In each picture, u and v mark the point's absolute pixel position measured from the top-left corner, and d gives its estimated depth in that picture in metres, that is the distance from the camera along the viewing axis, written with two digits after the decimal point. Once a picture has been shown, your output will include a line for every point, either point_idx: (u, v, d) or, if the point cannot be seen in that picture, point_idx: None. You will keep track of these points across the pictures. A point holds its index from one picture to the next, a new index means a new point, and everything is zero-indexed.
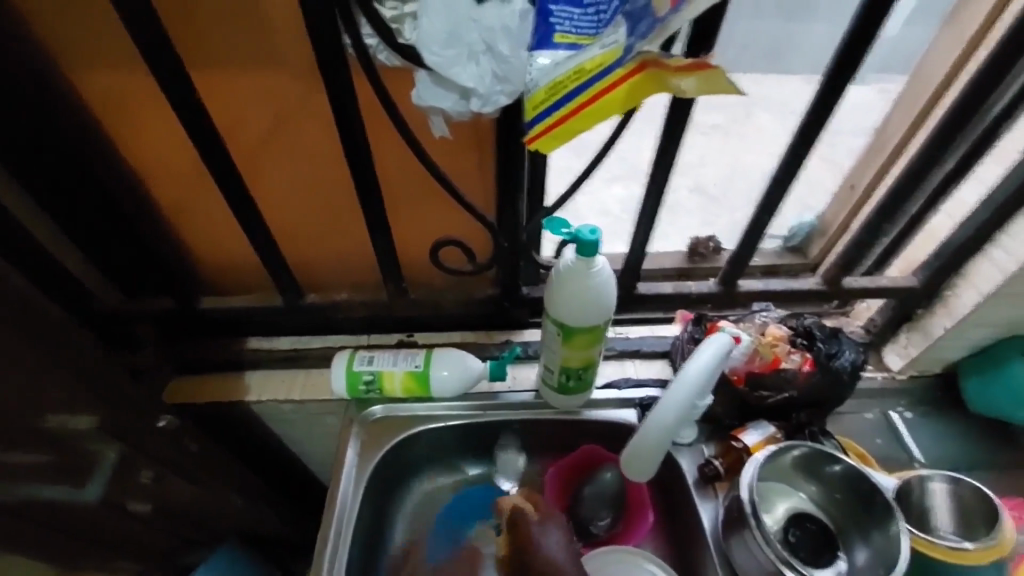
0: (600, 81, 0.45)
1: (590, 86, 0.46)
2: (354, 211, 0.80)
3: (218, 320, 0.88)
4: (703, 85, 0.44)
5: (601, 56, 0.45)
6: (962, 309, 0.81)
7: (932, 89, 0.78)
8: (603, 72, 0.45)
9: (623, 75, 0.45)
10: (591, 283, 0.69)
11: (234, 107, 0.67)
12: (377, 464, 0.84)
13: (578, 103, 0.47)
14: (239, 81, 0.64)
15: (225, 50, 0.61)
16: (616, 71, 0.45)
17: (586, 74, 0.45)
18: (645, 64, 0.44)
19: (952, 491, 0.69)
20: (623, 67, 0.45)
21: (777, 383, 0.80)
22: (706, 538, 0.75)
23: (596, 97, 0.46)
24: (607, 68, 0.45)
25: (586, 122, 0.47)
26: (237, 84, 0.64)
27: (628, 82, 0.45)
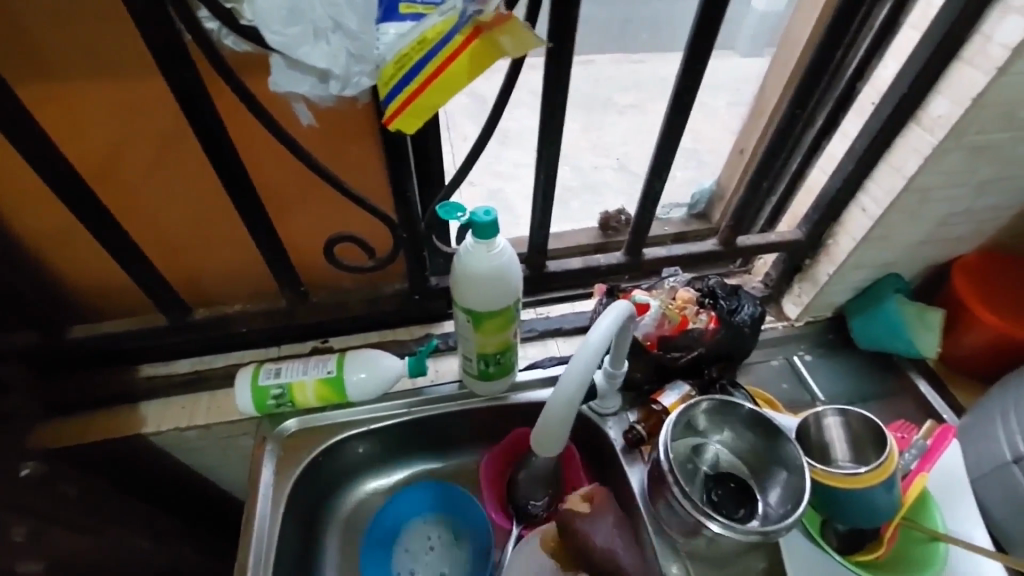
0: (440, 50, 0.44)
1: (433, 57, 0.44)
2: (236, 217, 0.74)
3: (101, 351, 0.81)
4: (521, 41, 0.43)
5: (441, 23, 0.44)
6: (842, 255, 0.87)
7: (798, 52, 0.83)
8: (442, 41, 0.44)
9: (461, 41, 0.43)
10: (490, 265, 0.68)
11: (71, 115, 0.60)
12: (298, 479, 0.80)
13: (424, 76, 0.45)
14: (70, 84, 0.57)
15: (46, 51, 0.54)
16: (454, 39, 0.43)
17: (428, 45, 0.44)
18: (480, 28, 0.43)
19: (844, 422, 0.74)
20: (460, 33, 0.43)
21: (686, 343, 0.83)
22: (636, 500, 0.77)
23: (440, 67, 0.44)
24: (445, 36, 0.44)
25: (432, 98, 0.46)
26: (69, 89, 0.58)
27: (466, 48, 0.43)
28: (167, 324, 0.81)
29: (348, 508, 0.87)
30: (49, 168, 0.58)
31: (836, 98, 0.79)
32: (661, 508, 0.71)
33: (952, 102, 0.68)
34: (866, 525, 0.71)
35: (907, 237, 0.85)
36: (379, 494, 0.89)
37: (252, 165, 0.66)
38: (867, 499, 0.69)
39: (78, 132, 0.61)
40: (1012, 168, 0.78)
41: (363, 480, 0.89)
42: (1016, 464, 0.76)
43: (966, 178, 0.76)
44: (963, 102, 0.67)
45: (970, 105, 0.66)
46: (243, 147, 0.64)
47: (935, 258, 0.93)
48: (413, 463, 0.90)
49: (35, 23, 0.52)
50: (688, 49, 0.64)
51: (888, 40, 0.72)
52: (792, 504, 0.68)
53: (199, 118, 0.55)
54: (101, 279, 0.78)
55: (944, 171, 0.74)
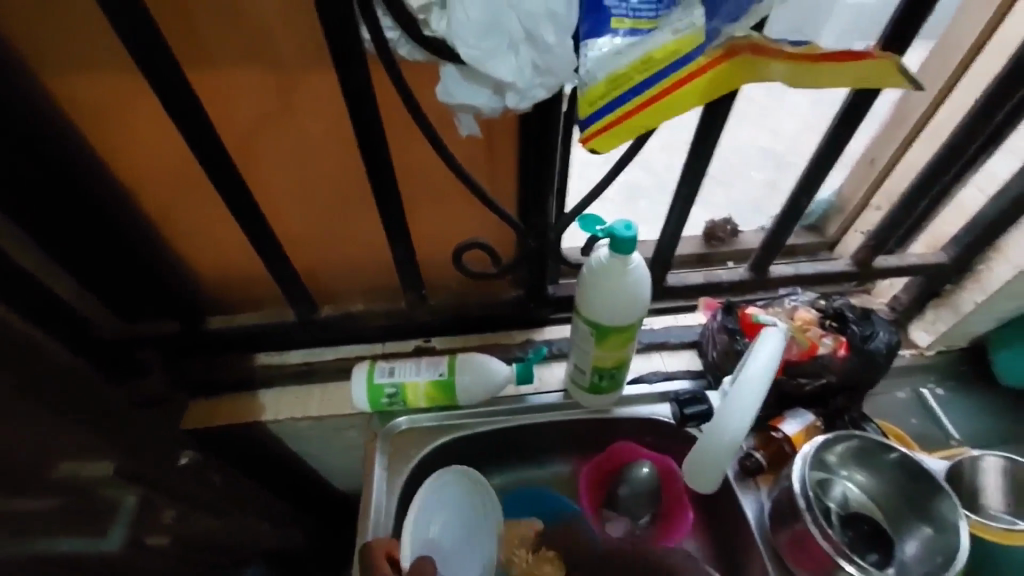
0: (677, 70, 0.42)
1: (663, 78, 0.43)
2: (370, 216, 0.75)
3: (228, 339, 0.84)
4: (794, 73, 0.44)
5: (675, 41, 0.42)
6: (996, 283, 0.79)
7: (963, 55, 0.74)
8: (680, 61, 0.42)
9: (702, 63, 0.43)
10: (627, 282, 0.66)
11: (238, 111, 0.61)
12: (407, 478, 0.81)
13: (647, 97, 0.43)
14: (244, 79, 0.58)
15: (227, 47, 0.56)
16: (695, 60, 0.42)
17: (655, 64, 0.42)
18: (734, 49, 0.43)
19: (1007, 475, 0.68)
20: (704, 56, 0.43)
21: (814, 369, 0.78)
22: (753, 532, 0.74)
23: (669, 89, 0.43)
24: (685, 55, 0.42)
25: (654, 117, 0.44)
26: (240, 84, 0.59)
27: (709, 71, 0.43)
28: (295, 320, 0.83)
29: None
30: (214, 167, 0.60)
31: (1015, 103, 0.68)
32: (788, 544, 0.67)
33: None
34: None
35: None
36: None
37: (399, 168, 0.66)
38: None
39: (244, 128, 0.63)
40: None
41: None
42: None
43: None
44: None
45: None
46: (394, 151, 0.64)
47: None
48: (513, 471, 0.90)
49: (223, 27, 0.54)
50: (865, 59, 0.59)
51: None
52: (944, 559, 0.63)
53: (362, 124, 0.55)
54: (234, 268, 0.80)
55: None
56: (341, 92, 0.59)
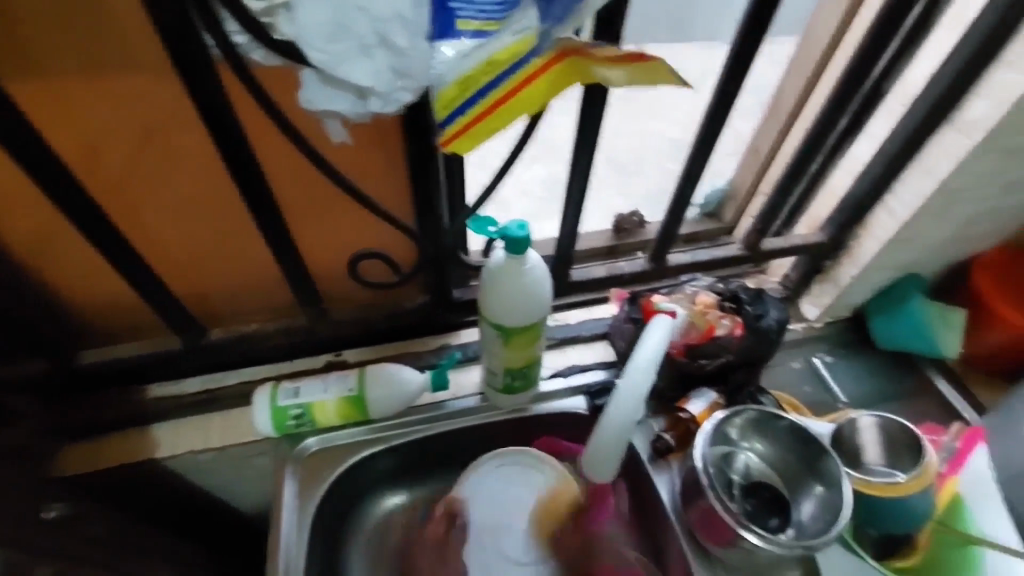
0: (518, 72, 0.43)
1: (507, 79, 0.43)
2: (249, 230, 0.70)
3: (109, 374, 0.77)
4: (638, 73, 0.44)
5: (515, 43, 0.41)
6: (865, 257, 0.86)
7: (822, 49, 0.80)
8: (517, 64, 0.42)
9: (540, 64, 0.43)
10: (523, 281, 0.66)
11: (73, 122, 0.55)
12: (321, 500, 0.78)
13: (492, 99, 0.44)
14: (72, 87, 0.52)
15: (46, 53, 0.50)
16: (533, 61, 0.43)
17: (500, 66, 0.42)
18: (565, 52, 0.44)
19: (882, 432, 0.74)
20: (539, 57, 0.43)
21: (712, 350, 0.82)
22: (666, 511, 0.76)
23: (513, 91, 0.43)
24: (521, 57, 0.42)
25: (503, 119, 0.44)
26: (69, 93, 0.53)
27: (549, 72, 0.43)
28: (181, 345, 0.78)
29: (371, 525, 0.86)
30: (59, 187, 0.55)
31: (865, 94, 0.75)
32: (696, 520, 0.71)
33: (990, 106, 0.67)
34: (902, 531, 0.71)
35: (932, 238, 0.84)
36: (401, 512, 0.87)
37: (270, 177, 0.62)
38: (903, 507, 0.69)
39: (83, 141, 0.56)
40: None
41: (387, 497, 0.87)
42: None
43: (994, 181, 0.76)
44: (1002, 107, 0.65)
45: (1010, 110, 0.65)
46: (263, 159, 0.61)
47: (957, 257, 0.92)
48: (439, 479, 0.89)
49: (39, 33, 0.48)
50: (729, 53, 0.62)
51: (920, 42, 0.70)
52: (830, 516, 0.68)
53: (220, 134, 0.52)
54: (106, 293, 0.73)
55: (976, 174, 0.73)
56: (188, 100, 0.54)
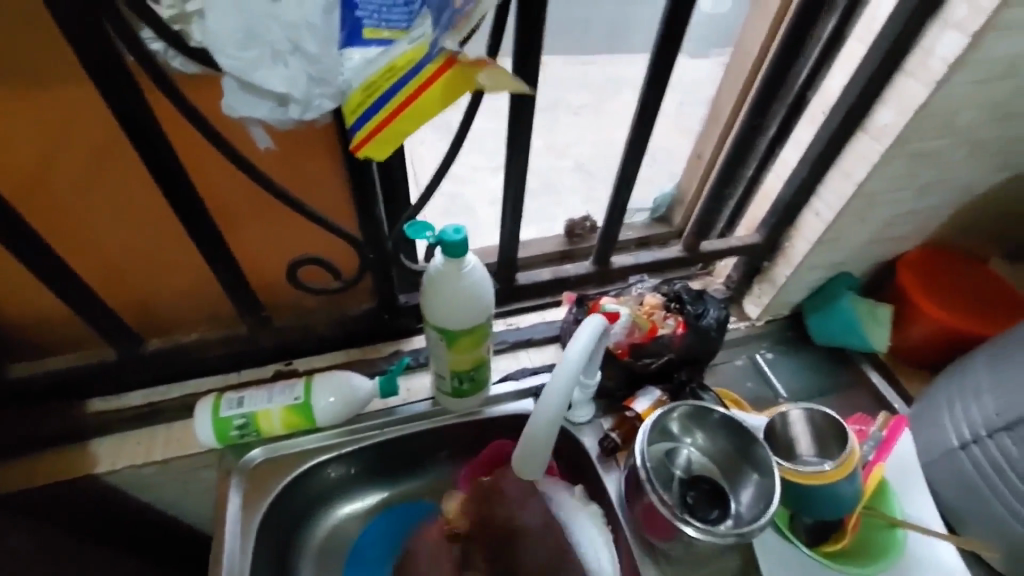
0: (412, 79, 0.43)
1: (405, 86, 0.43)
2: (184, 238, 0.70)
3: (42, 390, 0.75)
4: (500, 81, 0.43)
5: (411, 51, 0.42)
6: (797, 257, 0.90)
7: (751, 60, 0.83)
8: (413, 71, 0.43)
9: (434, 71, 0.42)
10: (461, 283, 0.67)
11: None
12: (267, 511, 0.76)
13: (393, 106, 0.44)
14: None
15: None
16: (426, 68, 0.42)
17: (398, 73, 0.43)
18: (452, 60, 0.42)
19: (809, 420, 0.77)
20: (432, 63, 0.42)
21: (655, 349, 0.85)
22: (613, 508, 0.78)
23: (410, 98, 0.44)
24: (416, 65, 0.42)
25: (409, 125, 0.45)
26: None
27: (440, 79, 0.43)
28: (116, 357, 0.76)
29: (322, 534, 0.85)
30: None
31: (788, 105, 0.80)
32: (640, 514, 0.72)
33: (895, 112, 0.72)
34: (832, 516, 0.75)
35: (856, 238, 0.89)
36: (353, 520, 0.86)
37: (199, 183, 0.62)
38: (832, 492, 0.72)
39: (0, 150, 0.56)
40: (952, 170, 0.82)
41: (338, 505, 0.86)
42: (963, 450, 0.80)
43: (908, 182, 0.81)
44: (906, 113, 0.70)
45: (913, 115, 0.70)
46: (190, 164, 0.61)
47: (883, 255, 0.97)
48: (392, 485, 0.89)
49: None
50: (653, 55, 0.66)
51: (834, 52, 0.75)
52: (765, 504, 0.70)
53: (145, 142, 0.52)
54: (37, 305, 0.71)
55: (888, 176, 0.78)
56: (106, 105, 0.53)
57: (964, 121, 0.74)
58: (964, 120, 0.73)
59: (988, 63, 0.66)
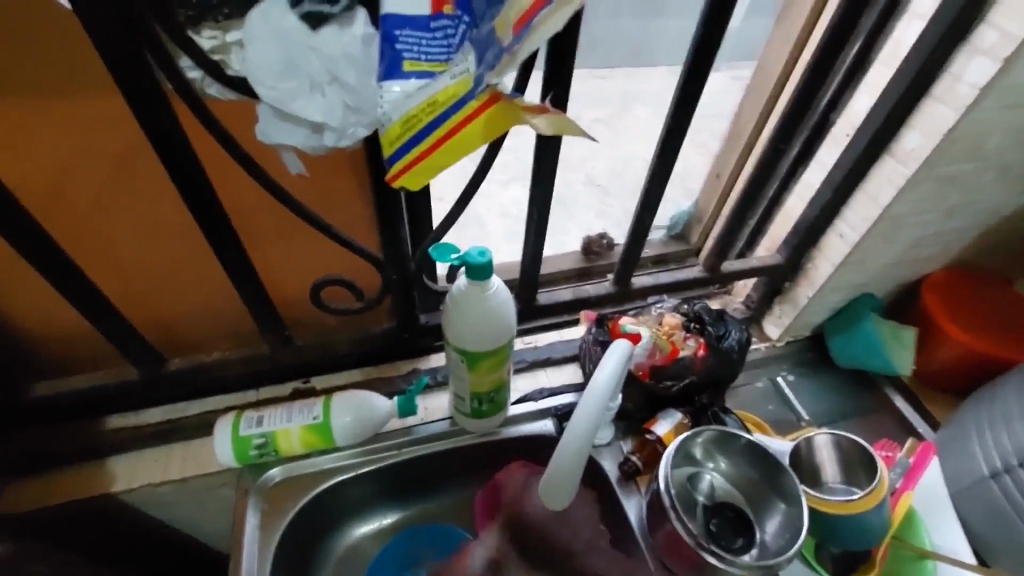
0: (455, 113, 0.43)
1: (446, 120, 0.43)
2: (206, 256, 0.70)
3: (63, 406, 0.75)
4: (554, 122, 0.44)
5: (454, 86, 0.42)
6: (821, 278, 0.89)
7: (774, 81, 0.83)
8: (456, 105, 0.43)
9: (478, 106, 0.43)
10: (485, 306, 0.67)
11: (17, 141, 0.54)
12: (283, 533, 0.76)
13: (434, 138, 0.44)
14: (18, 108, 0.52)
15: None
16: (469, 103, 0.43)
17: (440, 107, 0.43)
18: (497, 97, 0.43)
19: (835, 446, 0.76)
20: (476, 99, 0.43)
21: (677, 370, 0.84)
22: (635, 533, 0.77)
23: (453, 131, 0.43)
24: (459, 99, 0.42)
25: (448, 158, 0.44)
26: (14, 112, 0.52)
27: (482, 116, 0.43)
28: (137, 374, 0.77)
29: (339, 553, 0.84)
30: (10, 220, 0.54)
31: (811, 127, 0.80)
32: (662, 541, 0.71)
33: (923, 135, 0.71)
34: (858, 547, 0.73)
35: (881, 260, 0.88)
36: (370, 539, 0.86)
37: (225, 203, 0.63)
38: (861, 522, 0.71)
39: (33, 170, 0.57)
40: (978, 193, 0.82)
41: (354, 527, 0.85)
42: (993, 480, 0.78)
43: (934, 206, 0.80)
44: (934, 137, 0.70)
45: (942, 139, 0.69)
46: (217, 183, 0.61)
47: (907, 276, 0.96)
48: (408, 506, 0.88)
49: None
50: (679, 77, 0.66)
51: (860, 75, 0.74)
52: (791, 534, 0.68)
53: (178, 166, 0.53)
54: (57, 320, 0.71)
55: (915, 200, 0.77)
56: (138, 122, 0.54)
57: (992, 145, 0.73)
58: (993, 144, 0.73)
59: (1019, 88, 0.65)
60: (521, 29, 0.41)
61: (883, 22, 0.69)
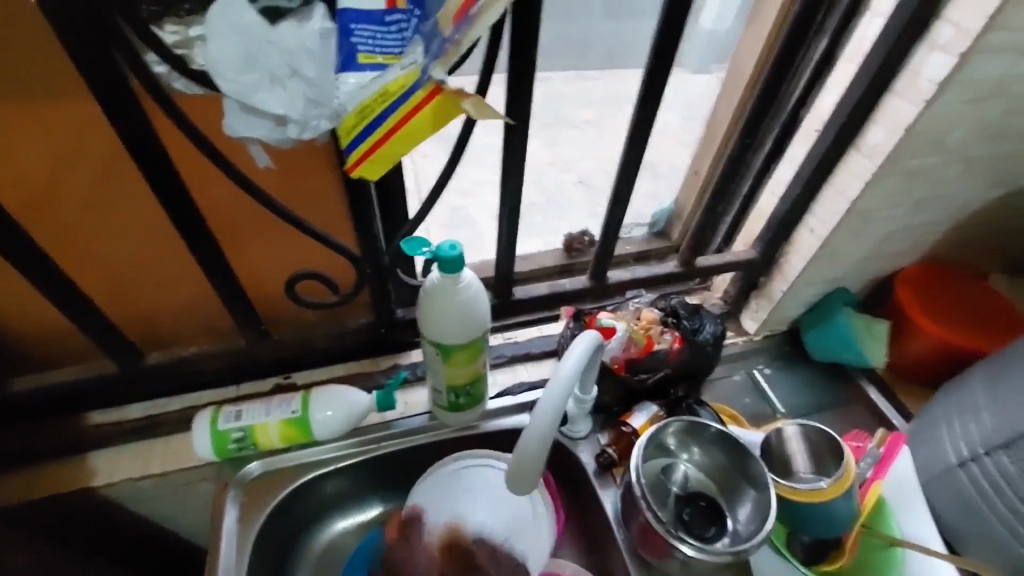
0: (403, 104, 0.44)
1: (395, 111, 0.45)
2: (182, 251, 0.71)
3: (44, 403, 0.76)
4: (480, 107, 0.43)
5: (403, 77, 0.44)
6: (794, 273, 0.91)
7: (745, 79, 0.85)
8: (403, 96, 0.44)
9: (422, 97, 0.44)
10: (457, 298, 0.68)
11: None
12: (263, 526, 0.76)
13: (387, 128, 0.46)
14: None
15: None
16: (416, 94, 0.44)
17: (390, 98, 0.44)
18: (441, 87, 0.44)
19: (803, 435, 0.78)
20: (420, 91, 0.44)
21: (652, 363, 0.86)
22: (610, 524, 0.78)
23: (402, 121, 0.45)
24: (407, 91, 0.44)
25: (399, 147, 0.47)
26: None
27: (427, 106, 0.44)
28: (116, 369, 0.77)
29: (320, 547, 0.85)
30: None
31: (782, 124, 0.81)
32: (636, 532, 0.72)
33: (886, 131, 0.73)
34: (829, 535, 0.74)
35: (852, 254, 0.89)
36: (350, 534, 0.86)
37: (199, 199, 0.64)
38: (829, 510, 0.72)
39: (7, 167, 0.57)
40: (944, 188, 0.83)
41: (334, 521, 0.86)
42: (961, 468, 0.79)
43: (902, 200, 0.81)
44: (897, 132, 0.71)
45: (903, 134, 0.71)
46: (192, 179, 0.62)
47: (880, 270, 0.97)
48: (388, 500, 0.88)
49: None
50: (647, 72, 0.68)
51: (826, 72, 0.76)
52: (761, 520, 0.70)
53: (148, 161, 0.54)
54: (35, 317, 0.72)
55: (882, 194, 0.79)
56: (108, 119, 0.55)
57: (955, 139, 0.74)
58: (956, 138, 0.74)
59: (977, 82, 0.67)
60: (460, 22, 0.41)
61: (846, 19, 0.70)
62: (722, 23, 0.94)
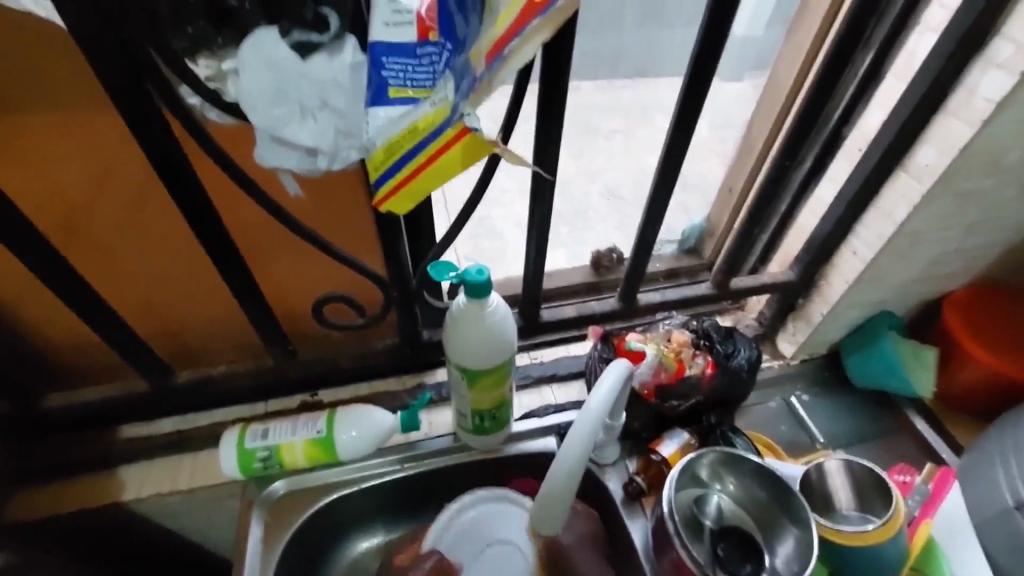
0: (432, 142, 0.44)
1: (426, 146, 0.45)
2: (209, 268, 0.71)
3: (79, 417, 0.78)
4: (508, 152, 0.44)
5: (433, 112, 0.43)
6: (835, 295, 0.87)
7: (785, 92, 0.81)
8: (434, 133, 0.44)
9: (450, 135, 0.43)
10: (484, 323, 0.67)
11: (25, 159, 0.56)
12: (287, 546, 0.76)
13: (415, 164, 0.46)
14: (21, 129, 0.54)
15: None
16: (445, 132, 0.43)
17: (419, 134, 0.44)
18: (468, 129, 0.43)
19: (848, 471, 0.74)
20: (449, 130, 0.43)
21: (683, 390, 0.82)
22: (639, 556, 0.75)
23: (430, 159, 0.45)
24: (436, 128, 0.43)
25: (426, 183, 0.47)
26: (18, 131, 0.54)
27: (457, 144, 0.44)
28: (147, 385, 0.79)
29: (343, 566, 0.84)
30: (25, 240, 0.57)
31: (823, 142, 0.79)
32: (667, 568, 0.68)
33: (938, 151, 0.69)
34: None
35: (898, 277, 0.85)
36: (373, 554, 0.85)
37: (226, 218, 0.64)
38: (875, 554, 0.68)
39: (45, 188, 0.59)
40: (1000, 208, 0.78)
41: (359, 540, 0.85)
42: (1018, 510, 0.75)
43: (954, 222, 0.77)
44: (949, 153, 0.67)
45: (956, 155, 0.67)
46: (217, 197, 0.62)
47: (927, 294, 0.92)
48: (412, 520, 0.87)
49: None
50: (683, 89, 0.65)
51: (873, 87, 0.72)
52: (801, 564, 0.66)
53: (180, 188, 0.54)
54: (72, 334, 0.74)
55: (932, 217, 0.75)
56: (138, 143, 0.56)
57: (1014, 159, 0.70)
58: (1015, 158, 0.70)
59: None
60: (492, 60, 0.41)
61: (893, 35, 0.67)
62: (759, 30, 0.90)
